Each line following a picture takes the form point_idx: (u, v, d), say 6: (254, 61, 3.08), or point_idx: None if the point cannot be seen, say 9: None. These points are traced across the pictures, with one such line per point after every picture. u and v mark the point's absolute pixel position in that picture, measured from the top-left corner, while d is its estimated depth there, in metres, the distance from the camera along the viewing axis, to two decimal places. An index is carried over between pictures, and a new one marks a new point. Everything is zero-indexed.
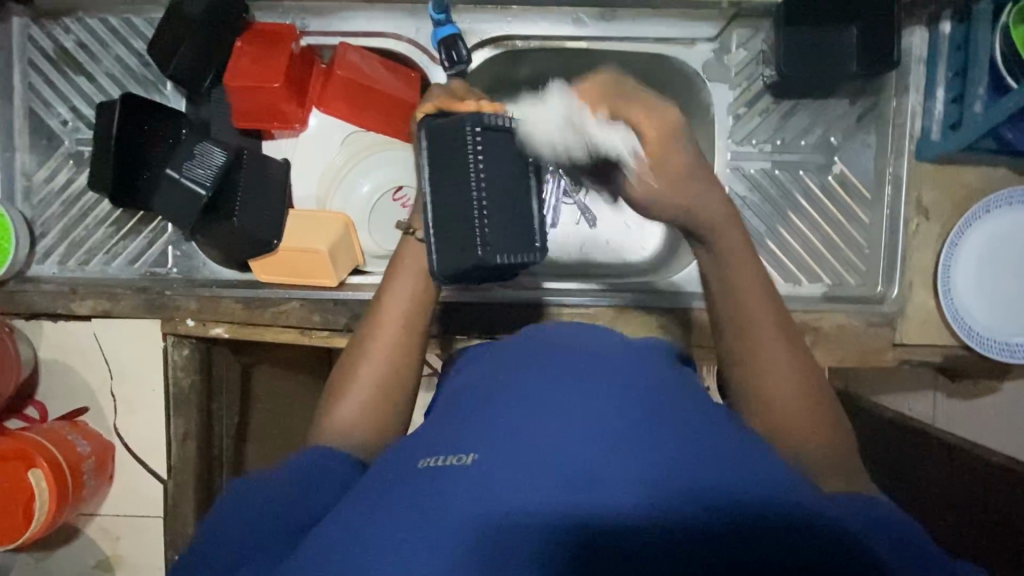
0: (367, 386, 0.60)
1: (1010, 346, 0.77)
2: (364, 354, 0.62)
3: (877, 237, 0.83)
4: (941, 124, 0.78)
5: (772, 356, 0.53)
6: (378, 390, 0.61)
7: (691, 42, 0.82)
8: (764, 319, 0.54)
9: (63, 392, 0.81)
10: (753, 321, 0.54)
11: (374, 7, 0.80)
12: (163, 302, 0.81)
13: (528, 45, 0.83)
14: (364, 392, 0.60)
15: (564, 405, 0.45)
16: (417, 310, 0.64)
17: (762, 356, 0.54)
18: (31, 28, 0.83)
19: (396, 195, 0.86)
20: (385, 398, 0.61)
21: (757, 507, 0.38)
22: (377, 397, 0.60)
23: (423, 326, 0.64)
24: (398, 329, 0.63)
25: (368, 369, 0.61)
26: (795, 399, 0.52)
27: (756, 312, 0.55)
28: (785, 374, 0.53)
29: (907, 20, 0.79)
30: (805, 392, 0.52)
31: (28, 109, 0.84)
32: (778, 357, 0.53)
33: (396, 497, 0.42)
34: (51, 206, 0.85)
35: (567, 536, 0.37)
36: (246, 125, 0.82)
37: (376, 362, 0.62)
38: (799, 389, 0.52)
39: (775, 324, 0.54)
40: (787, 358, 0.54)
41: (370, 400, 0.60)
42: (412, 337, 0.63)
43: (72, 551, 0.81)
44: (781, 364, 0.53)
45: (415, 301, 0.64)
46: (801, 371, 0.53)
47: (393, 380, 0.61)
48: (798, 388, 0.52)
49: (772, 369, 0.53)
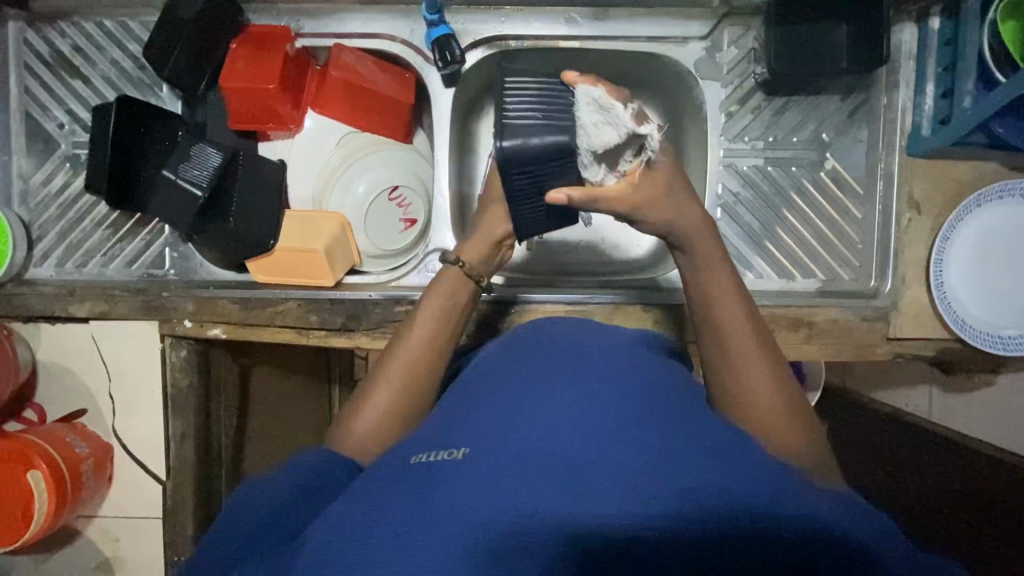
0: (381, 410, 0.60)
1: (1003, 338, 0.78)
2: (384, 377, 0.62)
3: (870, 233, 0.83)
4: (931, 120, 0.79)
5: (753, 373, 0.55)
6: (394, 417, 0.60)
7: (683, 41, 0.83)
8: (739, 338, 0.57)
9: (62, 394, 0.81)
10: (734, 347, 0.56)
11: (368, 8, 0.81)
12: (161, 304, 0.82)
13: (522, 45, 0.83)
14: (377, 416, 0.59)
15: (557, 405, 0.46)
16: (454, 311, 0.66)
17: (741, 379, 0.55)
18: (28, 32, 0.83)
19: (393, 194, 0.84)
20: (414, 391, 0.62)
21: (747, 505, 0.38)
22: (408, 389, 0.61)
23: (445, 358, 0.65)
24: (422, 356, 0.63)
25: (400, 361, 0.63)
26: (781, 422, 0.53)
27: (738, 335, 0.57)
28: (770, 397, 0.54)
29: (897, 17, 0.80)
30: (789, 414, 0.53)
31: (25, 113, 0.84)
32: (764, 382, 0.55)
33: (393, 491, 0.43)
34: (49, 208, 0.85)
35: (560, 531, 0.38)
36: (242, 126, 0.82)
37: (408, 355, 0.63)
38: (783, 412, 0.53)
39: (761, 354, 0.56)
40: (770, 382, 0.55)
41: (399, 392, 0.61)
42: (434, 360, 0.64)
43: (72, 553, 0.81)
44: (765, 389, 0.54)
45: (440, 330, 0.65)
46: (786, 398, 0.54)
47: (419, 383, 0.62)
48: (781, 409, 0.54)
49: (757, 392, 0.54)
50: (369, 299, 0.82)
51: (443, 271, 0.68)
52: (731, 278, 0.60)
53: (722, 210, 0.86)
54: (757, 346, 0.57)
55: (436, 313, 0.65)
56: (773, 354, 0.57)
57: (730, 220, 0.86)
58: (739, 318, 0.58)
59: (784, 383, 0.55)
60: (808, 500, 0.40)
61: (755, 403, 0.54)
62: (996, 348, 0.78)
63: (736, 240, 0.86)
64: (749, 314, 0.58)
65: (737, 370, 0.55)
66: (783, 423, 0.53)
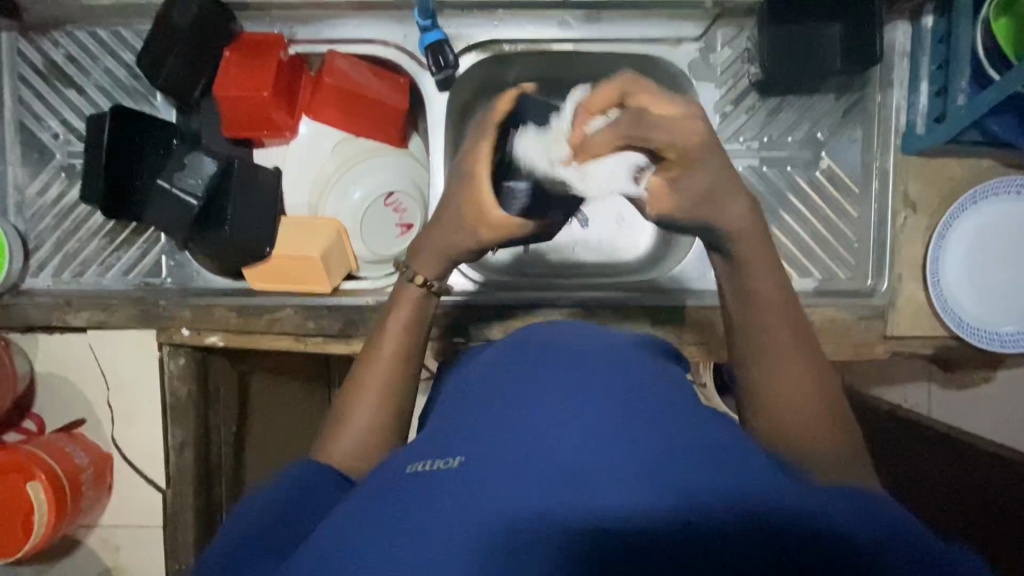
0: (361, 431, 0.60)
1: (999, 335, 0.79)
2: (358, 398, 0.62)
3: (866, 231, 0.83)
4: (924, 118, 0.80)
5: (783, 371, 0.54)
6: (373, 435, 0.60)
7: (677, 42, 0.83)
8: (777, 333, 0.55)
9: (60, 404, 0.81)
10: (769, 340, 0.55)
11: (361, 14, 0.81)
12: (160, 314, 0.82)
13: (516, 48, 0.83)
14: (355, 436, 0.59)
15: (556, 412, 0.45)
16: (420, 322, 0.66)
17: (773, 371, 0.54)
18: (21, 42, 0.83)
19: (389, 200, 0.84)
20: (390, 408, 0.62)
21: (746, 508, 0.38)
22: (383, 405, 0.62)
23: (415, 369, 0.65)
24: (390, 372, 0.63)
25: (375, 377, 0.63)
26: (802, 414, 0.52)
27: (771, 320, 0.56)
28: (801, 394, 0.53)
29: (890, 16, 0.80)
30: (817, 414, 0.52)
31: (19, 124, 0.84)
32: (790, 379, 0.54)
33: (387, 501, 0.42)
34: (44, 218, 0.85)
35: (559, 537, 0.38)
36: (235, 133, 0.82)
37: (380, 372, 0.63)
38: (808, 403, 0.53)
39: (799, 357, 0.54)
40: (801, 376, 0.54)
41: (376, 412, 0.61)
42: (405, 375, 0.64)
43: (73, 562, 0.81)
44: (792, 382, 0.54)
45: (409, 345, 0.65)
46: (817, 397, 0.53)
47: (394, 398, 0.62)
48: (807, 406, 0.52)
49: (781, 390, 0.53)
50: (365, 304, 0.82)
51: (403, 289, 0.66)
52: (774, 278, 0.57)
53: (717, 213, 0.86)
54: (793, 344, 0.55)
55: (403, 329, 0.65)
56: (812, 352, 0.55)
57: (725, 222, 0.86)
58: (770, 316, 0.56)
59: (815, 378, 0.54)
60: (808, 504, 0.39)
61: (778, 397, 0.53)
62: (993, 345, 0.79)
63: None
64: (785, 312, 0.56)
65: (767, 362, 0.55)
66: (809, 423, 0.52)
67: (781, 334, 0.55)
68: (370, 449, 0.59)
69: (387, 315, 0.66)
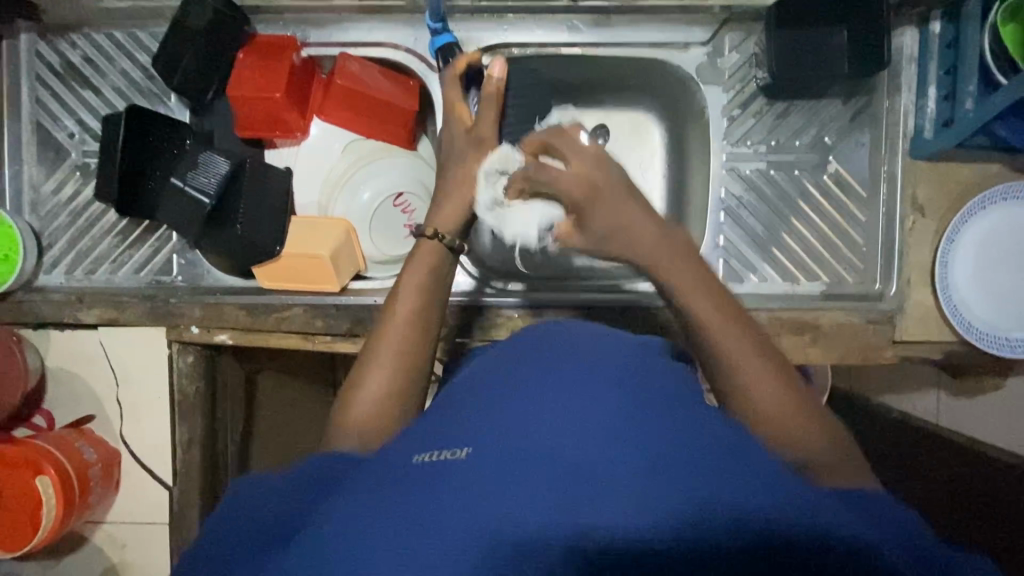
0: (375, 399, 0.59)
1: (1012, 341, 0.78)
2: (371, 366, 0.61)
3: (874, 235, 0.83)
4: (933, 122, 0.80)
5: (754, 383, 0.51)
6: (387, 405, 0.59)
7: (685, 47, 0.84)
8: (731, 332, 0.54)
9: (71, 400, 0.82)
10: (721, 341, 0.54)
11: (373, 18, 0.82)
12: (169, 311, 0.84)
13: (525, 52, 0.84)
14: (369, 406, 0.59)
15: (559, 412, 0.45)
16: (434, 289, 0.66)
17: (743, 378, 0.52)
18: (39, 43, 0.85)
19: (397, 201, 0.86)
20: (406, 378, 0.61)
21: (751, 512, 0.38)
22: (393, 380, 0.60)
23: (433, 335, 0.65)
24: (402, 338, 0.63)
25: (387, 346, 0.62)
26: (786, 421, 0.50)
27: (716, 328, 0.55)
28: (774, 403, 0.51)
29: (897, 21, 0.80)
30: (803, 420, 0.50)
31: (35, 122, 0.86)
32: (755, 377, 0.52)
33: (394, 490, 0.42)
34: (58, 217, 0.86)
35: (567, 538, 0.38)
36: (249, 134, 0.83)
37: (394, 339, 0.62)
38: (784, 405, 0.51)
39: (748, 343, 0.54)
40: (768, 379, 0.52)
41: (394, 381, 0.60)
42: (422, 341, 0.63)
43: (80, 558, 0.81)
44: (765, 387, 0.51)
45: (423, 308, 0.65)
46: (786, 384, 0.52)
47: (410, 369, 0.62)
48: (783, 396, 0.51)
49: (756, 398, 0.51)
50: (374, 304, 0.83)
51: (420, 245, 0.68)
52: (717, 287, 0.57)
53: (726, 214, 0.86)
54: (746, 343, 0.54)
55: (417, 291, 0.65)
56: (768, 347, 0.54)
57: (733, 223, 0.86)
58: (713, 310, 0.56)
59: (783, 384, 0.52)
60: (817, 501, 0.39)
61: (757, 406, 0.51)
62: (1005, 351, 0.78)
63: (739, 243, 0.86)
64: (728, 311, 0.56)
65: (734, 368, 0.52)
66: (792, 413, 0.50)
67: (733, 339, 0.54)
68: (387, 416, 0.59)
69: (402, 278, 0.66)
